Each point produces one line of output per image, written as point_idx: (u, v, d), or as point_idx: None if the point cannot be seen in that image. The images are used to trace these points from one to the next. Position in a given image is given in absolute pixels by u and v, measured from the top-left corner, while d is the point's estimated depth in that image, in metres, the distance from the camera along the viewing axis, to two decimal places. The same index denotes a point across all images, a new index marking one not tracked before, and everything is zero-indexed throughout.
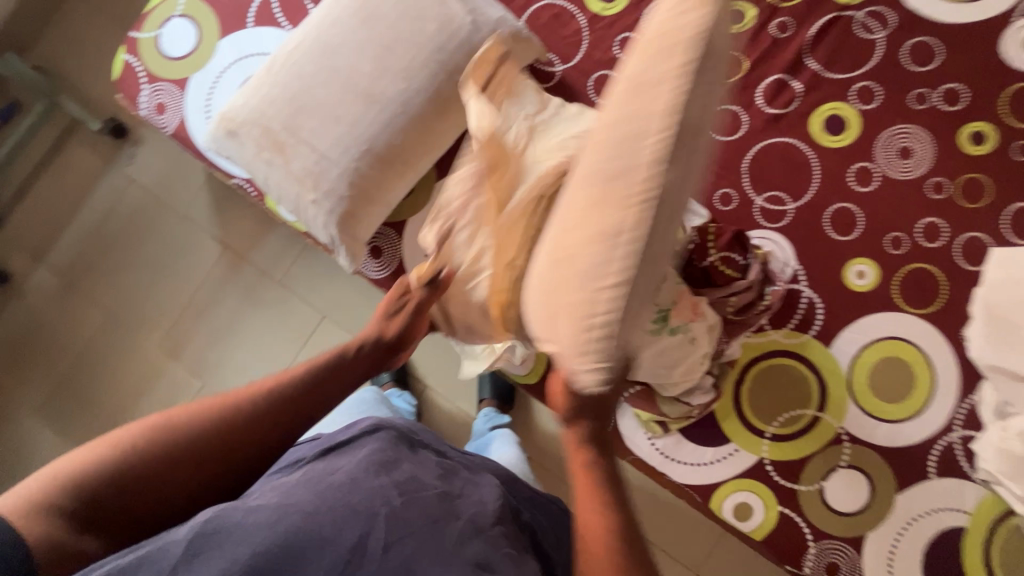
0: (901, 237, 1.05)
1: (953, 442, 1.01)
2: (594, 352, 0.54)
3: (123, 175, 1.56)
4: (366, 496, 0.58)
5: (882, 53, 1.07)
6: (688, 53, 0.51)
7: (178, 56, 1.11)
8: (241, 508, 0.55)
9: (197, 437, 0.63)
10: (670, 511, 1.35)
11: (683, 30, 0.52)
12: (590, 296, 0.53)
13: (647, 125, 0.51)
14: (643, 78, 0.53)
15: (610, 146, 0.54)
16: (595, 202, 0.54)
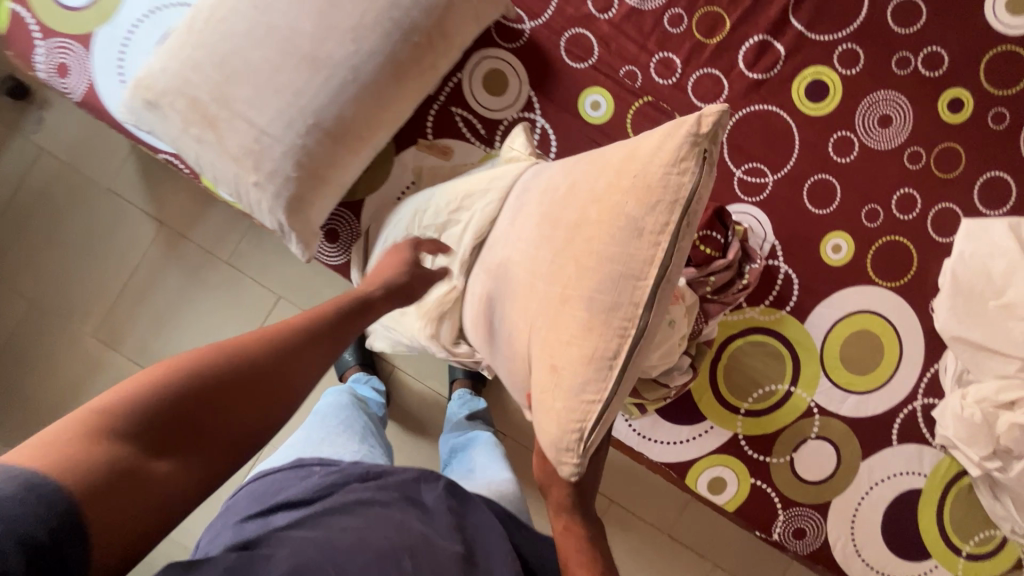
0: (877, 209, 1.03)
1: (915, 410, 1.04)
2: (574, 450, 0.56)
3: (31, 143, 1.36)
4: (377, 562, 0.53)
5: (867, 12, 1.02)
6: (679, 207, 0.54)
7: (79, 5, 0.93)
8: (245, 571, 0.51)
9: (265, 359, 0.58)
10: (641, 478, 1.37)
11: (678, 185, 0.53)
12: (574, 400, 0.55)
13: (639, 272, 0.54)
14: (639, 217, 0.54)
15: (602, 276, 0.55)
16: (592, 316, 0.55)
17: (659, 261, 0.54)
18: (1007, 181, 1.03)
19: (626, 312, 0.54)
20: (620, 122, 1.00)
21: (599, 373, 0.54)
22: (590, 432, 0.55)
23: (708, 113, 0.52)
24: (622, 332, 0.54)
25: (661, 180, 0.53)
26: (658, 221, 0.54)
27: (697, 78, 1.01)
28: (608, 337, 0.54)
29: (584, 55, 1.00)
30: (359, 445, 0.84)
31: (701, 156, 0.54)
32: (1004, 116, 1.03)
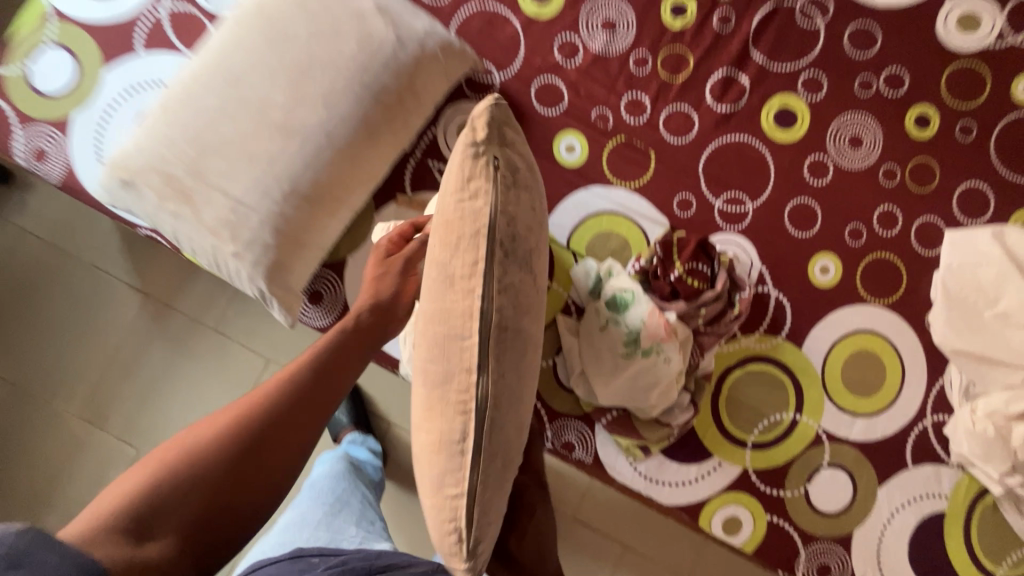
0: (859, 228, 1.03)
1: (927, 428, 1.01)
2: (460, 552, 0.48)
3: (15, 226, 1.36)
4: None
5: (824, 41, 1.05)
6: (479, 239, 0.45)
7: (55, 92, 0.95)
8: None
9: (228, 439, 0.55)
10: (645, 520, 1.28)
11: (476, 210, 0.46)
12: (438, 497, 0.48)
13: (461, 328, 0.46)
14: (447, 264, 0.47)
15: (431, 343, 0.48)
16: (432, 397, 0.48)
17: (479, 311, 0.45)
18: (983, 190, 1.04)
19: (459, 382, 0.46)
20: (596, 163, 1.01)
21: (452, 460, 0.47)
22: (466, 531, 0.47)
23: (478, 117, 0.46)
24: (460, 408, 0.46)
25: (454, 221, 0.46)
26: (466, 262, 0.46)
27: (667, 114, 1.03)
28: (449, 419, 0.47)
29: (554, 101, 1.02)
30: (356, 528, 0.82)
31: (494, 168, 0.46)
32: (971, 128, 1.05)
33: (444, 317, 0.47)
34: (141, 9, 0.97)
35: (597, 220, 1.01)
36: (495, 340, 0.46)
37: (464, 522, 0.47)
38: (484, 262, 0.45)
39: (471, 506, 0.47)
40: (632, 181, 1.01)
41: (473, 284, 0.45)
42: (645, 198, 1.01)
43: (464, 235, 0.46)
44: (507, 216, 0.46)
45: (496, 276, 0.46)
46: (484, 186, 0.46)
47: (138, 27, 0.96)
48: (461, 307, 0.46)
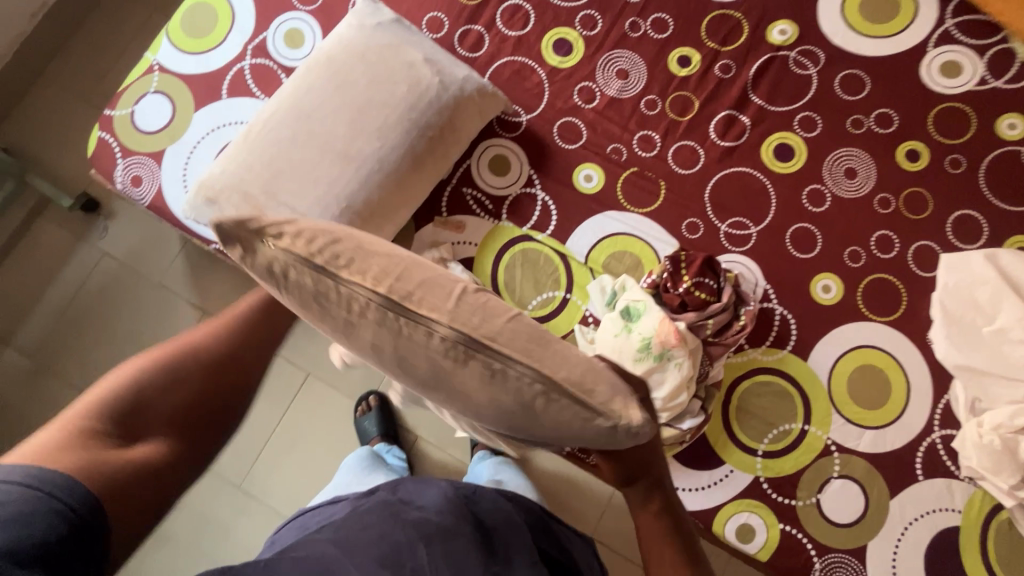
0: (858, 250, 1.11)
1: (935, 442, 1.04)
2: (591, 414, 0.54)
3: (96, 249, 1.54)
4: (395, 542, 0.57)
5: (816, 86, 1.17)
6: (336, 282, 0.51)
7: (153, 129, 1.13)
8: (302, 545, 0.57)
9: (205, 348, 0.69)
10: None
11: (302, 276, 0.51)
12: (549, 420, 0.54)
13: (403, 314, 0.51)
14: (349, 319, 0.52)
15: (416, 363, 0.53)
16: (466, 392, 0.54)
17: (389, 306, 0.51)
18: (975, 217, 1.11)
19: (443, 352, 0.51)
20: (611, 190, 1.14)
21: (516, 391, 0.52)
22: (566, 399, 0.53)
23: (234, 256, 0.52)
24: (469, 360, 0.51)
25: (298, 296, 0.53)
26: (355, 303, 0.51)
27: (675, 149, 1.15)
28: (486, 384, 0.52)
29: (574, 138, 1.16)
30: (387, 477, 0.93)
31: (268, 244, 0.51)
32: (960, 161, 1.14)
33: (378, 344, 0.53)
34: (228, 62, 1.16)
35: (612, 241, 1.12)
36: (411, 304, 0.51)
37: (579, 403, 0.53)
38: (338, 290, 0.51)
39: (564, 394, 0.53)
40: (644, 207, 1.13)
41: (360, 308, 0.51)
42: (656, 222, 1.12)
43: (311, 293, 0.52)
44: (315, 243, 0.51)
45: (358, 282, 0.50)
46: (269, 251, 0.51)
47: (225, 76, 1.15)
48: (374, 327, 0.52)
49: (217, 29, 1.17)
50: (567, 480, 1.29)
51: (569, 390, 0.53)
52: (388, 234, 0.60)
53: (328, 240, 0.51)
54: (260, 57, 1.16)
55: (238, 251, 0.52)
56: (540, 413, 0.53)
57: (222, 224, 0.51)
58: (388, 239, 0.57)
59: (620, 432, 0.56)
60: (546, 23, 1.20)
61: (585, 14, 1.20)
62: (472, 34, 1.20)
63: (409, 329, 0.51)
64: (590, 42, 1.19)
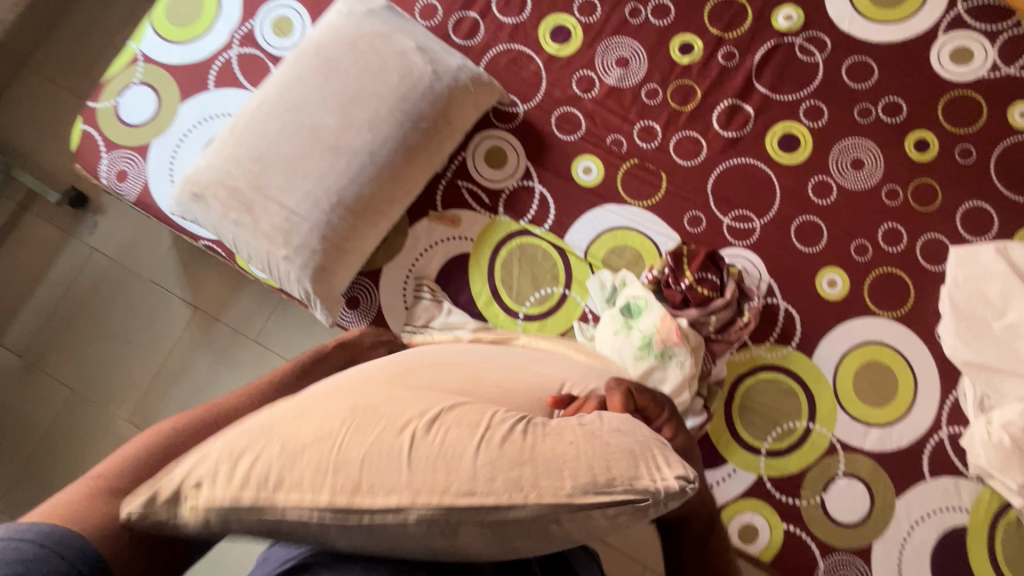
0: (865, 244, 1.08)
1: (943, 440, 1.02)
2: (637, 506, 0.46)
3: (85, 245, 1.51)
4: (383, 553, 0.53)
5: (823, 74, 1.14)
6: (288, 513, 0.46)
7: (138, 122, 1.10)
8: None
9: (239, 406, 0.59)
10: None
11: (253, 513, 0.47)
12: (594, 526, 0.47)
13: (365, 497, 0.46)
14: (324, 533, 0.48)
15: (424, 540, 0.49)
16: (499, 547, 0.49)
17: (348, 506, 0.45)
18: (985, 209, 1.08)
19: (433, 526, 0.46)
20: (611, 183, 1.10)
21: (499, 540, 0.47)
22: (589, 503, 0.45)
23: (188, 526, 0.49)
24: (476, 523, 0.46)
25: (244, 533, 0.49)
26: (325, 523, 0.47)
27: (677, 140, 1.12)
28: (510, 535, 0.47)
29: (572, 129, 1.13)
30: None
31: (211, 510, 0.48)
32: (970, 151, 1.10)
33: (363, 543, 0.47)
34: (214, 52, 1.12)
35: (612, 235, 1.08)
36: (362, 496, 0.46)
37: (605, 506, 0.45)
38: (286, 519, 0.47)
39: (582, 507, 0.45)
40: (645, 199, 1.10)
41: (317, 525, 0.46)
42: (658, 216, 1.09)
43: (260, 528, 0.48)
44: (243, 485, 0.47)
45: (296, 505, 0.46)
46: (193, 512, 0.49)
47: (212, 66, 1.11)
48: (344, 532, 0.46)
49: (202, 18, 1.13)
50: None
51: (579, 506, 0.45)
52: (314, 407, 0.55)
53: (247, 462, 0.49)
54: (247, 46, 1.12)
55: (165, 511, 0.49)
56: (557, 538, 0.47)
57: (131, 510, 0.50)
58: (310, 414, 0.52)
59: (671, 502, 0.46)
60: (543, 9, 1.16)
61: None
62: (467, 21, 1.16)
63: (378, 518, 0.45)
64: (589, 29, 1.15)
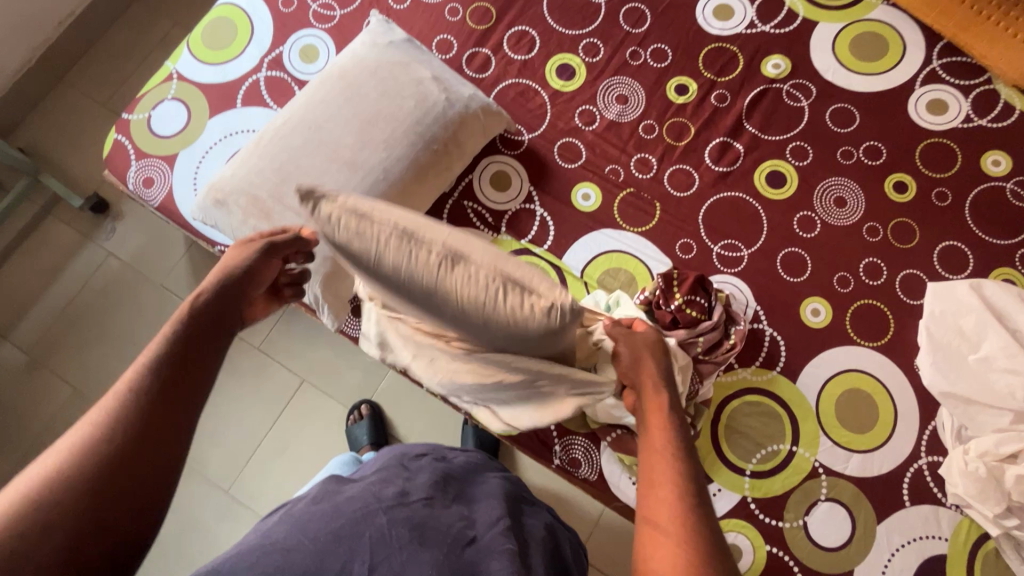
0: (847, 276, 1.14)
1: (922, 469, 1.05)
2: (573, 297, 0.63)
3: (102, 249, 1.57)
4: (351, 520, 0.64)
5: (808, 117, 1.22)
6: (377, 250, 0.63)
7: (167, 134, 1.17)
8: (299, 530, 0.63)
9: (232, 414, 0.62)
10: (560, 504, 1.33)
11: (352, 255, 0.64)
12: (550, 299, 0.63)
13: (423, 246, 0.62)
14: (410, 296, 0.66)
15: (454, 314, 0.65)
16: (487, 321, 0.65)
17: (393, 233, 0.62)
18: (961, 249, 1.15)
19: (449, 274, 0.62)
20: (608, 209, 1.17)
21: (482, 291, 0.62)
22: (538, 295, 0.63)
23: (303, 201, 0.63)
24: (466, 263, 0.63)
25: (330, 234, 0.64)
26: (385, 248, 0.62)
27: (671, 172, 1.19)
28: (491, 296, 0.62)
29: (573, 158, 1.20)
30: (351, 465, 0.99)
31: (319, 209, 0.62)
32: (946, 194, 1.17)
33: (398, 268, 0.63)
34: (245, 73, 1.21)
35: (607, 258, 1.15)
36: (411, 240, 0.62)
37: (544, 297, 0.62)
38: (363, 223, 0.62)
39: (524, 291, 0.63)
40: (640, 226, 1.16)
41: (384, 242, 0.62)
42: (650, 241, 1.15)
43: (347, 229, 0.62)
44: (330, 219, 0.63)
45: (381, 219, 0.63)
46: (313, 200, 0.63)
47: (241, 86, 1.20)
48: (395, 252, 0.62)
49: (236, 42, 1.23)
50: (557, 497, 1.34)
51: (527, 280, 0.63)
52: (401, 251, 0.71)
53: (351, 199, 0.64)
54: (275, 70, 1.21)
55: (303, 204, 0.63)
56: (502, 306, 0.63)
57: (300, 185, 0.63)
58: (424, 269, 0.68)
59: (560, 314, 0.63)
60: (551, 48, 1.26)
61: (588, 41, 1.26)
62: (479, 56, 1.25)
63: (422, 249, 0.62)
64: (592, 68, 1.25)
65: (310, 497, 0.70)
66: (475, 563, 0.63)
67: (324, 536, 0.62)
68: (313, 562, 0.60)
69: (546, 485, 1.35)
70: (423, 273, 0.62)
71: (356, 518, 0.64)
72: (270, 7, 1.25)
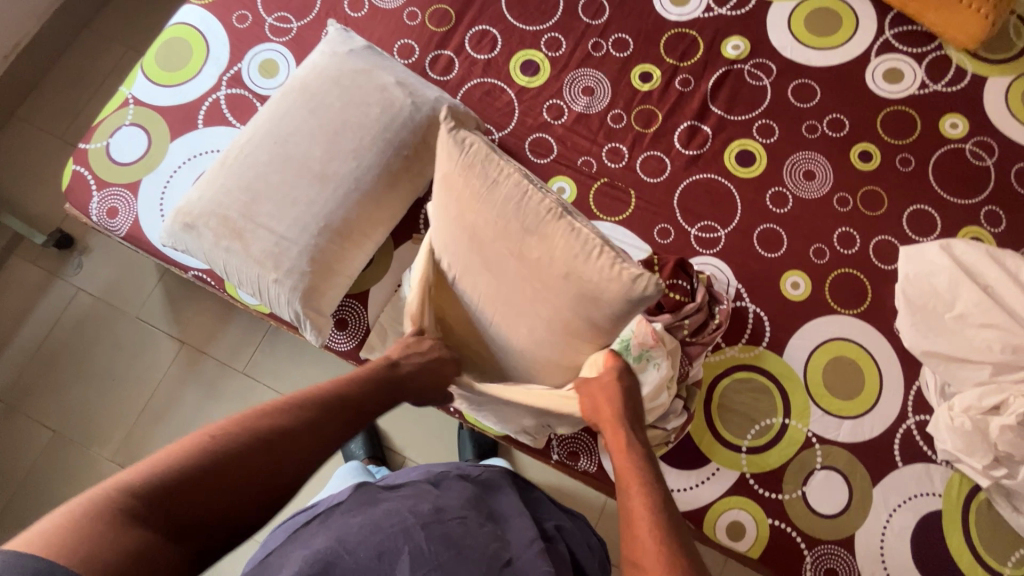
0: (823, 247, 1.16)
1: (911, 428, 1.07)
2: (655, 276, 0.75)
3: (72, 285, 1.52)
4: (390, 535, 0.65)
5: (771, 95, 1.24)
6: (500, 189, 0.77)
7: (128, 161, 1.14)
8: (340, 547, 0.64)
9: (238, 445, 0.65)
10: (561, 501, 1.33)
11: (476, 187, 0.78)
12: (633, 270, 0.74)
13: (540, 199, 0.77)
14: (508, 234, 0.77)
15: (540, 259, 0.76)
16: (569, 268, 0.75)
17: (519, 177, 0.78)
18: (928, 212, 1.18)
19: (555, 218, 0.76)
20: (584, 201, 1.17)
21: (579, 240, 0.74)
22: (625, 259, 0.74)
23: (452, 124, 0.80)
24: (569, 219, 0.76)
25: (465, 158, 0.79)
26: (506, 186, 0.77)
27: (643, 159, 1.20)
28: (583, 244, 0.74)
29: (545, 153, 1.20)
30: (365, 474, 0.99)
31: (465, 138, 0.79)
32: (910, 160, 1.20)
33: (509, 200, 0.77)
34: (204, 93, 1.18)
35: None
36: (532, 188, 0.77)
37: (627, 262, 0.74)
38: (497, 164, 0.78)
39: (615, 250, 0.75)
40: (617, 215, 1.17)
41: (506, 176, 0.78)
42: (629, 229, 1.16)
43: (485, 160, 0.78)
44: (473, 155, 0.78)
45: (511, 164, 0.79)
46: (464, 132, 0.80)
47: (201, 106, 1.17)
48: (513, 186, 0.77)
49: (191, 62, 1.20)
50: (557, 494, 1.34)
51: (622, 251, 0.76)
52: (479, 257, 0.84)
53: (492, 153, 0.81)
54: (235, 87, 1.19)
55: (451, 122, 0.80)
56: (595, 261, 0.74)
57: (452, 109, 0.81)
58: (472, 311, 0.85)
59: (641, 288, 0.73)
60: (512, 46, 1.26)
61: (549, 36, 1.26)
62: (442, 58, 1.25)
63: (536, 192, 0.77)
64: (556, 62, 1.25)
65: (348, 507, 0.70)
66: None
67: (365, 553, 0.63)
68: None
69: (546, 483, 1.34)
70: (535, 211, 0.76)
71: (394, 534, 0.65)
72: (224, 24, 1.23)
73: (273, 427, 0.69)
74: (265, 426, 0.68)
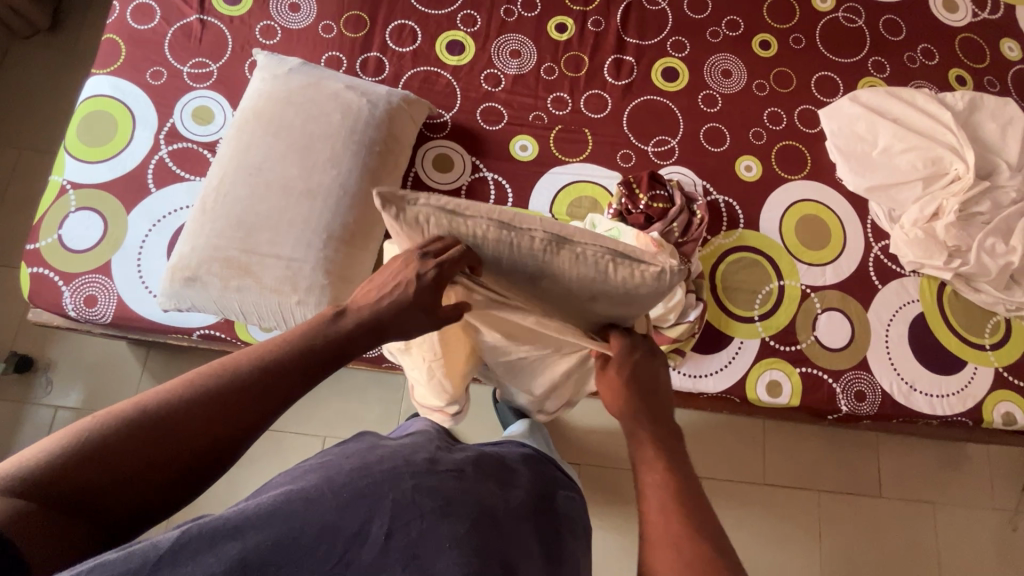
0: (758, 130, 1.30)
1: (879, 255, 1.23)
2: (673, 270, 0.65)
3: (49, 406, 1.40)
4: (378, 481, 0.57)
5: (672, 14, 1.37)
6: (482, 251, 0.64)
7: (87, 246, 1.08)
8: (320, 487, 0.55)
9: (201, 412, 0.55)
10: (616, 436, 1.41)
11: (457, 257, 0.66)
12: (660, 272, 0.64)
13: (528, 236, 0.62)
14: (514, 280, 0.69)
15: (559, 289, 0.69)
16: (592, 290, 0.68)
17: (496, 224, 0.61)
18: (830, 76, 1.35)
19: (557, 258, 0.64)
20: (548, 151, 1.25)
21: (594, 266, 0.64)
22: (646, 266, 0.64)
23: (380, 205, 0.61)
24: (571, 249, 0.63)
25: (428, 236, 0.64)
26: (486, 242, 0.63)
27: (585, 99, 1.29)
28: (598, 271, 0.64)
29: (497, 119, 1.26)
30: None
31: (409, 214, 0.62)
32: (800, 38, 1.37)
33: (500, 254, 0.65)
34: (145, 156, 1.14)
35: (567, 191, 1.23)
36: (512, 230, 0.62)
37: (647, 267, 0.64)
38: (462, 224, 0.62)
39: (633, 260, 0.64)
40: (580, 154, 1.25)
41: (482, 234, 0.62)
42: (595, 163, 1.25)
43: (450, 229, 0.62)
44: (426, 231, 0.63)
45: (475, 214, 0.61)
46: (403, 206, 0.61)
47: (148, 170, 1.13)
48: (495, 243, 0.63)
49: (120, 131, 1.15)
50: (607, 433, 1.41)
51: (637, 251, 0.64)
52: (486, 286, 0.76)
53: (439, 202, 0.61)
54: (176, 142, 1.16)
55: (389, 209, 0.61)
56: (615, 280, 0.65)
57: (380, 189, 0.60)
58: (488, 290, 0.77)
59: (673, 281, 0.66)
60: (432, 32, 1.30)
61: (463, 14, 1.32)
62: (371, 60, 1.27)
63: (521, 235, 0.62)
64: (477, 36, 1.31)
65: (352, 453, 0.63)
66: (502, 540, 0.58)
67: (346, 492, 0.55)
68: (335, 517, 0.52)
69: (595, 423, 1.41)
70: (530, 256, 0.64)
71: (382, 481, 0.57)
72: (139, 85, 1.19)
73: (179, 408, 0.55)
74: (173, 409, 0.55)
